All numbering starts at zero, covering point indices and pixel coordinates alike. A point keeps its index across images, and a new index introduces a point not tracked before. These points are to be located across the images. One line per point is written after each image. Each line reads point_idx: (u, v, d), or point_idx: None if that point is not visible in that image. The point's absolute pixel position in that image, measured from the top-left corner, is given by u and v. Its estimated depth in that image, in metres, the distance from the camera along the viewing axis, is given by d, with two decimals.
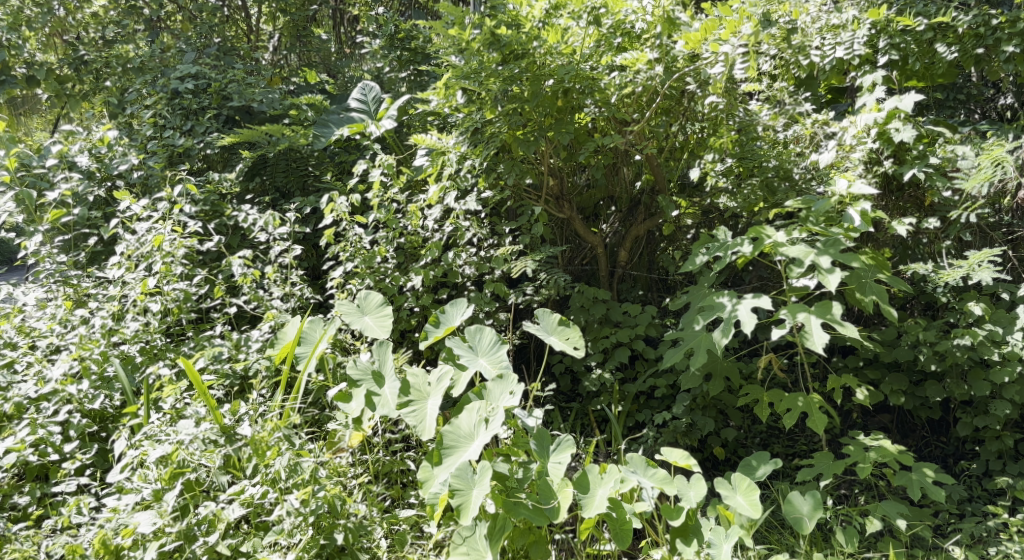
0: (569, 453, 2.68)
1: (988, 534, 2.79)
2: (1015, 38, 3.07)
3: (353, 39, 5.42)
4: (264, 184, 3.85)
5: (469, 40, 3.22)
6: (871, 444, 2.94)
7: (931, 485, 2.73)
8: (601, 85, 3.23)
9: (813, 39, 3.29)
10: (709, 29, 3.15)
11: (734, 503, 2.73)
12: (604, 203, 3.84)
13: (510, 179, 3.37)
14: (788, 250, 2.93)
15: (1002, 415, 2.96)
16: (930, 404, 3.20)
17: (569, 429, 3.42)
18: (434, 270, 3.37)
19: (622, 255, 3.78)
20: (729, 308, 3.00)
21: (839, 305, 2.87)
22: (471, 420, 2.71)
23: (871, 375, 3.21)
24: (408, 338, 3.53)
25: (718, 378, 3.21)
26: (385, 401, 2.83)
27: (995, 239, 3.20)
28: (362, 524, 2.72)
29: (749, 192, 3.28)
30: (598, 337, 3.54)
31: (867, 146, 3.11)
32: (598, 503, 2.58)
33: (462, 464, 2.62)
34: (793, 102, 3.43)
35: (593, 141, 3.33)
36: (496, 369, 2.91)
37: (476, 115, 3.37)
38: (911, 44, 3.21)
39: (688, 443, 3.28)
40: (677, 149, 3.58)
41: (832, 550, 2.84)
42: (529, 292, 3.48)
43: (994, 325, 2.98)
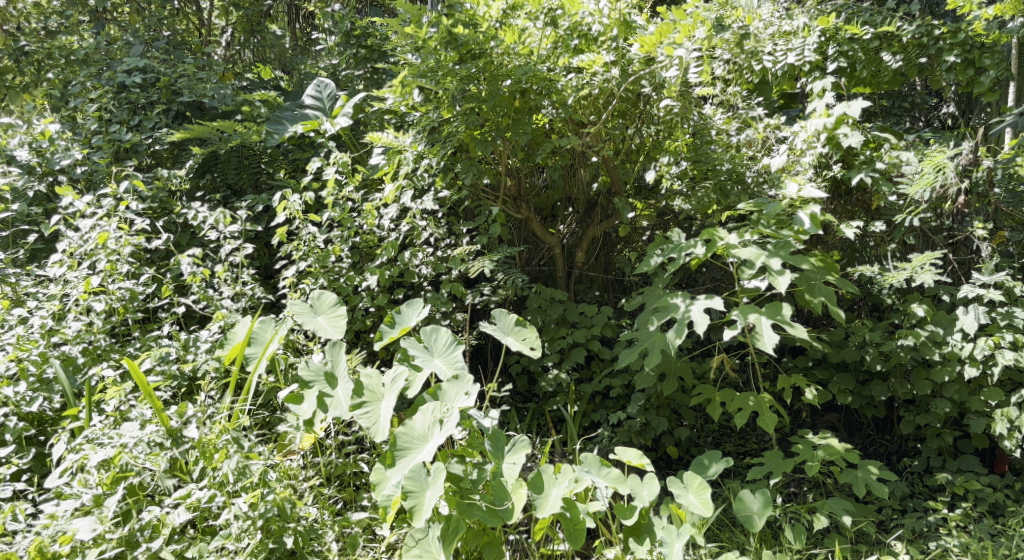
0: (523, 454, 2.70)
1: (929, 530, 2.87)
2: (956, 48, 3.14)
3: (309, 35, 5.32)
4: (214, 182, 3.76)
5: (426, 39, 3.21)
6: (818, 442, 3.01)
7: (875, 483, 2.81)
8: (558, 86, 3.25)
9: (765, 45, 3.31)
10: (664, 33, 3.18)
11: (686, 501, 2.76)
12: (562, 204, 3.85)
13: (468, 179, 3.34)
14: (739, 251, 2.98)
15: (943, 413, 3.06)
16: (875, 404, 3.28)
17: (525, 429, 3.42)
18: (390, 269, 3.33)
19: (579, 255, 3.80)
20: (683, 309, 3.05)
21: (788, 306, 2.94)
22: (426, 421, 2.70)
23: (820, 374, 3.28)
24: (363, 339, 3.49)
25: (672, 378, 3.24)
26: (338, 403, 2.79)
27: (936, 243, 3.28)
28: (313, 528, 2.70)
29: (704, 195, 3.32)
30: (554, 337, 3.54)
31: (817, 151, 3.16)
32: (552, 503, 2.58)
33: (416, 465, 2.59)
34: (746, 106, 3.49)
35: (551, 143, 3.35)
36: (452, 369, 2.90)
37: (433, 114, 3.36)
38: (858, 52, 3.27)
39: (642, 442, 3.30)
40: (633, 152, 3.57)
41: (780, 548, 2.89)
42: (487, 292, 3.47)
43: (935, 326, 3.07)
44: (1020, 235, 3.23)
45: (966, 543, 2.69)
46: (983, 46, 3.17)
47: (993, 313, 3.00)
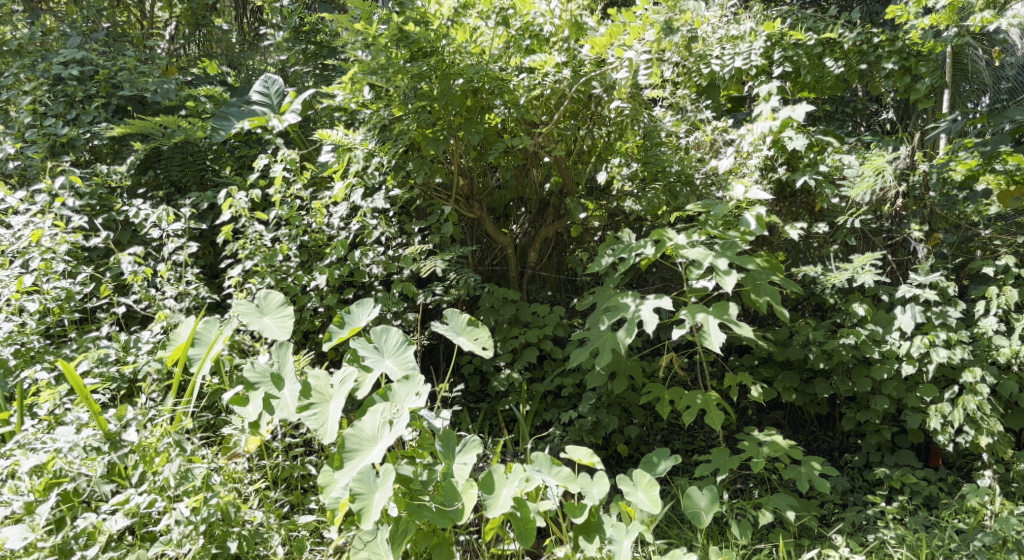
0: (474, 453, 2.69)
1: (868, 522, 2.96)
2: (893, 56, 3.28)
3: (257, 29, 5.18)
4: (158, 179, 3.64)
5: (376, 36, 3.18)
6: (764, 439, 3.06)
7: (818, 478, 2.88)
8: (510, 86, 3.27)
9: (714, 48, 3.40)
10: (614, 35, 3.25)
11: (635, 498, 2.79)
12: (514, 204, 3.86)
13: (420, 178, 3.32)
14: (687, 251, 3.02)
15: (882, 410, 3.15)
16: (818, 400, 3.36)
17: (477, 429, 3.42)
18: (340, 268, 3.29)
19: (531, 255, 3.80)
20: (633, 308, 3.08)
21: (735, 306, 3.00)
22: (375, 422, 2.66)
23: (766, 372, 3.35)
24: (312, 340, 3.43)
25: (622, 376, 3.28)
26: (284, 405, 2.73)
27: (876, 244, 3.39)
28: (258, 532, 2.65)
29: (653, 196, 3.39)
30: (507, 337, 3.54)
31: (763, 154, 3.25)
32: (503, 503, 2.57)
33: (365, 467, 2.56)
34: (695, 109, 3.54)
35: (503, 142, 3.35)
36: (403, 369, 2.88)
37: (384, 111, 3.32)
38: (803, 57, 3.36)
39: (593, 441, 3.33)
40: (585, 153, 3.63)
41: (726, 543, 2.94)
42: (439, 292, 3.44)
43: (875, 325, 3.16)
44: (954, 236, 3.34)
45: (902, 535, 2.78)
46: (919, 54, 3.33)
47: (929, 312, 3.11)
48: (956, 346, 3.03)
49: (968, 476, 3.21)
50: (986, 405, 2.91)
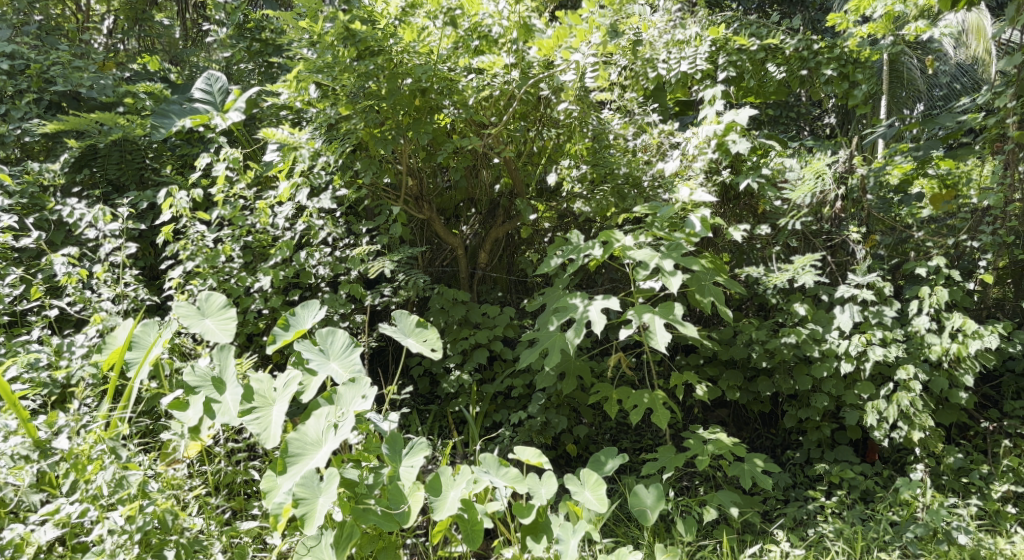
0: (421, 456, 2.67)
1: (809, 517, 3.03)
2: (832, 62, 3.38)
3: (200, 25, 5.02)
4: (94, 178, 3.53)
5: (322, 33, 3.09)
6: (708, 437, 3.11)
7: (760, 474, 2.95)
8: (459, 86, 3.27)
9: (660, 53, 3.41)
10: (562, 37, 3.22)
11: (582, 498, 2.80)
12: (464, 205, 3.87)
13: (368, 178, 3.29)
14: (634, 253, 3.05)
15: (822, 407, 3.23)
16: (761, 398, 3.43)
17: (426, 431, 3.39)
18: (285, 270, 3.24)
19: (482, 256, 3.80)
20: (581, 309, 3.10)
21: (680, 306, 3.05)
22: (319, 426, 2.62)
23: (711, 372, 3.41)
24: (255, 343, 3.38)
25: (571, 377, 3.29)
26: (226, 409, 2.65)
27: (817, 245, 3.45)
28: (197, 539, 2.56)
29: (602, 198, 3.42)
30: (457, 338, 3.52)
31: (708, 156, 3.28)
32: (450, 505, 2.57)
33: (308, 472, 2.50)
34: (642, 112, 3.54)
35: (452, 143, 3.35)
36: (348, 374, 2.82)
37: (330, 110, 3.28)
38: (746, 62, 3.45)
39: (542, 441, 3.34)
40: (535, 154, 3.64)
41: (672, 540, 2.99)
42: (387, 293, 3.40)
43: (815, 324, 3.24)
44: (890, 238, 3.44)
45: (840, 528, 2.86)
46: (857, 61, 3.41)
47: (866, 312, 3.19)
48: (891, 345, 3.12)
49: (903, 470, 3.31)
50: (918, 402, 3.01)
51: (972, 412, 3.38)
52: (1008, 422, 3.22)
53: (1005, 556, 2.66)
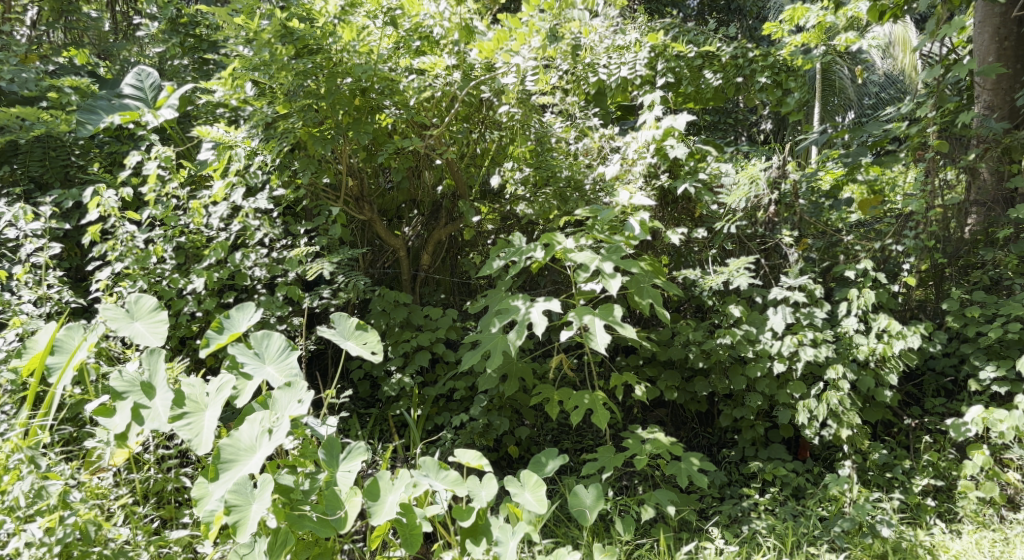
0: (359, 460, 2.63)
1: (742, 514, 3.10)
2: (766, 70, 3.53)
3: (131, 19, 4.93)
4: (15, 175, 3.40)
5: (258, 31, 3.02)
6: (647, 437, 3.15)
7: (696, 473, 3.01)
8: (400, 86, 3.23)
9: (601, 58, 3.52)
10: (502, 40, 3.22)
11: (522, 499, 2.79)
12: (406, 206, 3.84)
13: (306, 177, 3.23)
14: (575, 255, 3.07)
15: (756, 406, 3.31)
16: (698, 398, 3.50)
17: (366, 435, 3.35)
18: (219, 271, 3.17)
19: (424, 258, 3.77)
20: (523, 311, 3.09)
21: (619, 308, 3.07)
22: (253, 432, 2.53)
23: (650, 371, 3.47)
24: (188, 346, 3.29)
25: (513, 378, 3.30)
26: (155, 414, 2.54)
27: (752, 248, 3.50)
28: (123, 549, 2.48)
29: (544, 201, 3.45)
30: (398, 341, 3.47)
31: (647, 161, 3.36)
32: (387, 510, 2.51)
33: (241, 478, 2.43)
34: (583, 116, 3.58)
35: (393, 143, 3.30)
36: (285, 377, 2.74)
37: (267, 109, 3.22)
38: (684, 69, 3.56)
39: (484, 443, 3.33)
40: (478, 156, 3.60)
41: (610, 540, 3.02)
42: (326, 295, 3.35)
43: (749, 325, 3.32)
44: (821, 242, 3.46)
45: (772, 524, 2.94)
46: (790, 69, 3.55)
47: (797, 312, 3.28)
48: (822, 345, 3.22)
49: (832, 466, 3.41)
50: (846, 400, 3.11)
51: (896, 409, 3.49)
52: (929, 418, 3.34)
53: (924, 547, 2.77)
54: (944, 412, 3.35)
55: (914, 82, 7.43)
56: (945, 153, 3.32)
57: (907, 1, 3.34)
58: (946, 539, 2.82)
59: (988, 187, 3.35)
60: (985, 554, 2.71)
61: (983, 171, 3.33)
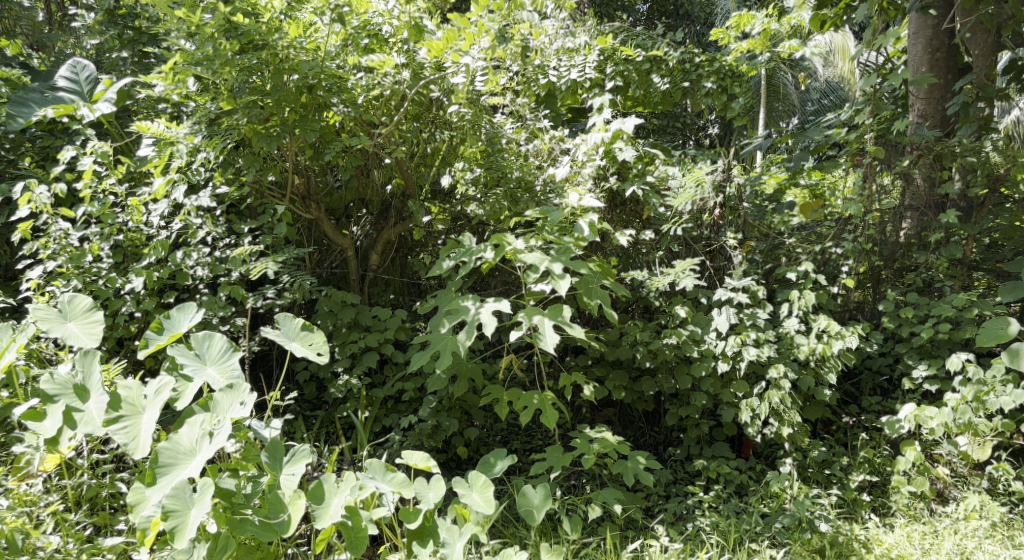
0: (303, 463, 2.55)
1: (687, 512, 3.16)
2: (712, 76, 3.66)
3: (66, 9, 4.77)
4: None
5: (200, 25, 2.94)
6: (594, 436, 3.17)
7: (643, 472, 3.03)
8: (348, 84, 3.21)
9: (551, 60, 3.58)
10: (450, 39, 3.23)
11: (469, 500, 2.76)
12: (355, 205, 3.82)
13: (251, 175, 3.17)
14: (525, 256, 3.06)
15: (701, 405, 3.37)
16: (645, 397, 3.56)
17: (312, 438, 3.31)
18: (159, 271, 3.10)
19: (373, 258, 3.74)
20: (473, 311, 3.07)
21: (568, 308, 3.09)
22: (193, 434, 2.40)
23: (598, 371, 3.51)
24: (126, 347, 3.20)
25: (462, 379, 3.28)
26: (89, 418, 2.43)
27: (697, 250, 3.55)
28: (53, 558, 2.39)
29: (495, 201, 3.45)
30: (346, 342, 3.43)
31: (595, 163, 3.36)
32: (333, 513, 2.43)
33: (180, 482, 2.33)
34: (534, 118, 3.57)
35: (340, 142, 3.24)
36: (227, 379, 2.60)
37: (210, 105, 3.15)
38: (632, 73, 3.66)
39: (433, 445, 3.31)
40: (428, 155, 3.61)
41: (558, 540, 3.03)
42: (271, 295, 3.29)
43: (695, 326, 3.38)
44: (764, 244, 3.55)
45: (716, 521, 3.00)
46: (736, 75, 3.67)
47: (741, 313, 3.35)
48: (764, 345, 3.29)
49: (774, 464, 3.49)
50: (787, 399, 3.19)
51: (835, 408, 3.59)
52: (865, 417, 3.45)
53: (859, 541, 2.86)
54: (880, 410, 3.45)
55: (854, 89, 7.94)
56: (881, 159, 3.45)
57: (848, 10, 3.45)
58: (879, 533, 2.92)
59: (922, 193, 3.43)
60: (915, 547, 2.81)
61: (916, 177, 3.42)
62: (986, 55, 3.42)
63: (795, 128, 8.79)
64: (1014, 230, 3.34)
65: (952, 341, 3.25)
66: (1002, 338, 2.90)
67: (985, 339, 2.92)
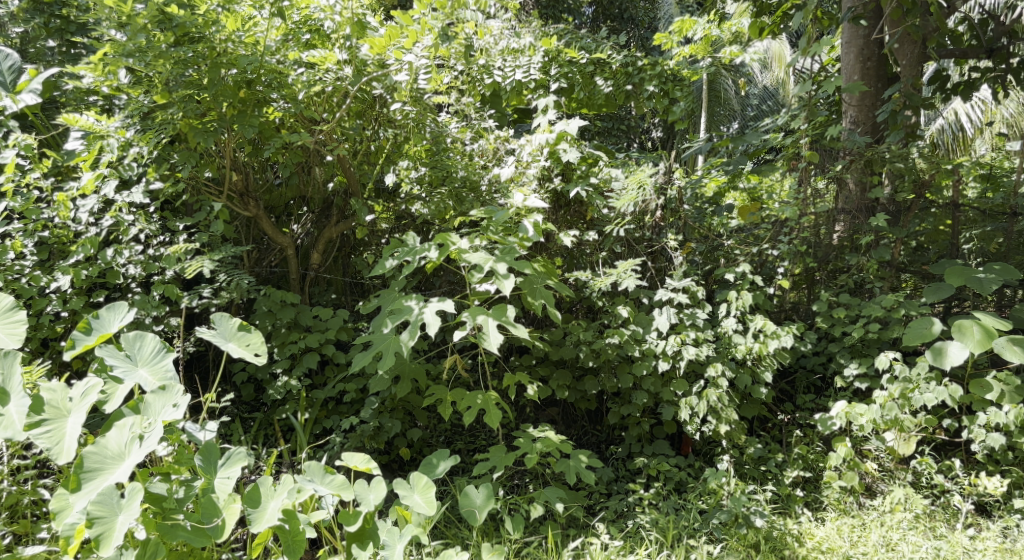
0: (240, 467, 2.44)
1: (628, 509, 3.20)
2: (654, 80, 3.76)
3: None
4: None
5: (132, 15, 2.85)
6: (537, 436, 3.17)
7: (585, 470, 3.05)
8: (288, 80, 3.14)
9: (495, 60, 3.54)
10: (393, 37, 3.27)
11: (411, 502, 2.68)
12: (296, 203, 3.76)
13: (187, 171, 3.09)
14: (470, 256, 3.04)
15: (641, 404, 3.41)
16: (588, 397, 3.60)
17: (249, 441, 3.25)
18: (87, 268, 3.00)
19: (314, 257, 3.68)
20: (416, 311, 3.04)
21: (512, 308, 3.08)
22: (121, 437, 2.28)
23: (542, 371, 3.54)
24: (52, 349, 3.10)
25: (405, 380, 3.24)
26: (8, 423, 2.25)
27: (639, 251, 3.61)
28: None
29: (439, 201, 3.42)
30: (285, 343, 3.37)
31: (540, 164, 3.37)
32: (269, 516, 2.35)
33: (106, 488, 2.19)
34: (479, 117, 3.58)
35: (279, 138, 3.18)
36: (160, 380, 2.45)
37: (143, 98, 3.01)
38: (576, 75, 3.77)
39: (374, 446, 3.28)
40: (372, 153, 3.55)
41: (499, 540, 3.03)
42: (207, 295, 3.22)
43: (636, 326, 3.42)
44: (704, 245, 3.64)
45: (655, 519, 3.04)
46: (677, 80, 3.80)
47: (681, 313, 3.40)
48: (703, 345, 3.36)
49: (712, 461, 3.57)
50: (724, 397, 3.25)
51: (771, 405, 3.69)
52: (799, 414, 3.55)
53: (792, 535, 2.93)
54: (813, 408, 3.56)
55: (788, 96, 8.25)
56: (815, 164, 3.56)
57: (784, 19, 3.56)
58: (812, 527, 3.00)
59: (853, 197, 3.53)
60: (845, 539, 2.90)
61: (849, 181, 3.52)
62: (914, 66, 3.50)
63: (734, 133, 9.08)
64: (938, 234, 3.49)
65: (880, 340, 3.37)
66: (927, 337, 3.01)
67: (911, 339, 3.04)
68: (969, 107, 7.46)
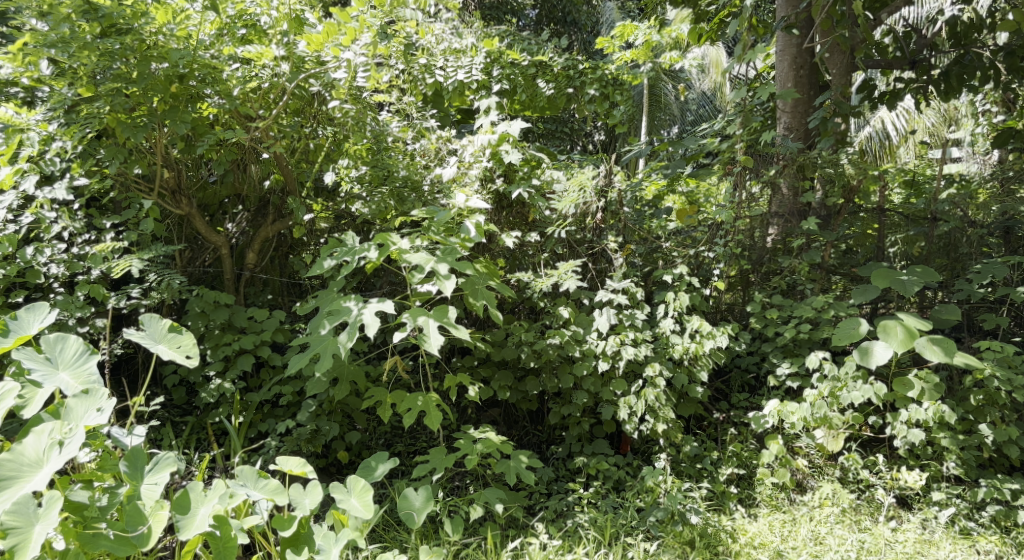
0: (168, 472, 2.35)
1: (567, 508, 3.21)
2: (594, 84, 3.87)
3: None
4: None
5: (54, 4, 2.75)
6: (477, 437, 3.16)
7: (524, 470, 3.05)
8: (223, 75, 3.04)
9: (438, 60, 3.58)
10: (331, 34, 3.18)
11: (348, 506, 2.61)
12: (231, 201, 3.70)
13: (114, 166, 2.97)
14: (410, 256, 3.00)
15: (582, 404, 3.43)
16: (529, 397, 3.61)
17: (180, 445, 3.16)
18: (5, 267, 2.86)
19: (250, 256, 3.60)
20: (355, 312, 2.99)
21: (453, 309, 3.07)
22: (40, 444, 2.13)
23: (483, 372, 3.55)
24: None
25: (344, 382, 3.19)
26: None
27: (580, 252, 3.64)
28: None
29: (380, 200, 3.35)
30: (218, 345, 3.29)
31: (481, 165, 3.36)
32: (198, 523, 2.25)
33: (22, 496, 2.03)
34: (420, 117, 3.54)
35: (213, 134, 3.09)
36: (83, 384, 2.35)
37: (66, 90, 2.87)
38: (518, 77, 3.87)
39: (311, 450, 3.23)
40: (311, 151, 3.52)
41: (438, 542, 3.00)
42: (135, 295, 3.11)
43: (577, 326, 3.45)
44: (643, 247, 3.68)
45: (594, 517, 3.07)
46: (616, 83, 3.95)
47: (621, 314, 3.44)
48: (641, 345, 3.40)
49: (649, 459, 3.62)
50: (662, 396, 3.30)
51: (707, 404, 3.77)
52: (734, 412, 3.64)
53: (726, 531, 2.99)
54: (747, 406, 3.66)
55: (726, 101, 8.48)
56: (750, 168, 3.66)
57: (721, 26, 3.64)
58: (744, 523, 3.07)
59: (787, 201, 3.62)
60: (776, 534, 2.98)
61: (782, 186, 3.61)
62: (844, 75, 3.65)
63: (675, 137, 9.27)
64: (866, 238, 3.69)
65: (811, 340, 3.48)
66: (855, 337, 3.11)
67: (840, 338, 3.13)
68: (893, 116, 7.64)
